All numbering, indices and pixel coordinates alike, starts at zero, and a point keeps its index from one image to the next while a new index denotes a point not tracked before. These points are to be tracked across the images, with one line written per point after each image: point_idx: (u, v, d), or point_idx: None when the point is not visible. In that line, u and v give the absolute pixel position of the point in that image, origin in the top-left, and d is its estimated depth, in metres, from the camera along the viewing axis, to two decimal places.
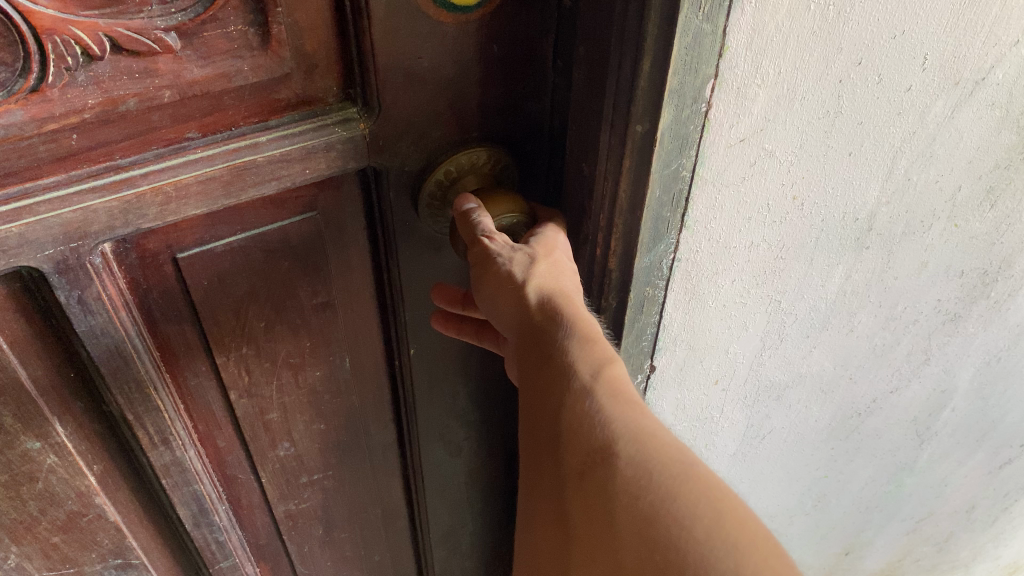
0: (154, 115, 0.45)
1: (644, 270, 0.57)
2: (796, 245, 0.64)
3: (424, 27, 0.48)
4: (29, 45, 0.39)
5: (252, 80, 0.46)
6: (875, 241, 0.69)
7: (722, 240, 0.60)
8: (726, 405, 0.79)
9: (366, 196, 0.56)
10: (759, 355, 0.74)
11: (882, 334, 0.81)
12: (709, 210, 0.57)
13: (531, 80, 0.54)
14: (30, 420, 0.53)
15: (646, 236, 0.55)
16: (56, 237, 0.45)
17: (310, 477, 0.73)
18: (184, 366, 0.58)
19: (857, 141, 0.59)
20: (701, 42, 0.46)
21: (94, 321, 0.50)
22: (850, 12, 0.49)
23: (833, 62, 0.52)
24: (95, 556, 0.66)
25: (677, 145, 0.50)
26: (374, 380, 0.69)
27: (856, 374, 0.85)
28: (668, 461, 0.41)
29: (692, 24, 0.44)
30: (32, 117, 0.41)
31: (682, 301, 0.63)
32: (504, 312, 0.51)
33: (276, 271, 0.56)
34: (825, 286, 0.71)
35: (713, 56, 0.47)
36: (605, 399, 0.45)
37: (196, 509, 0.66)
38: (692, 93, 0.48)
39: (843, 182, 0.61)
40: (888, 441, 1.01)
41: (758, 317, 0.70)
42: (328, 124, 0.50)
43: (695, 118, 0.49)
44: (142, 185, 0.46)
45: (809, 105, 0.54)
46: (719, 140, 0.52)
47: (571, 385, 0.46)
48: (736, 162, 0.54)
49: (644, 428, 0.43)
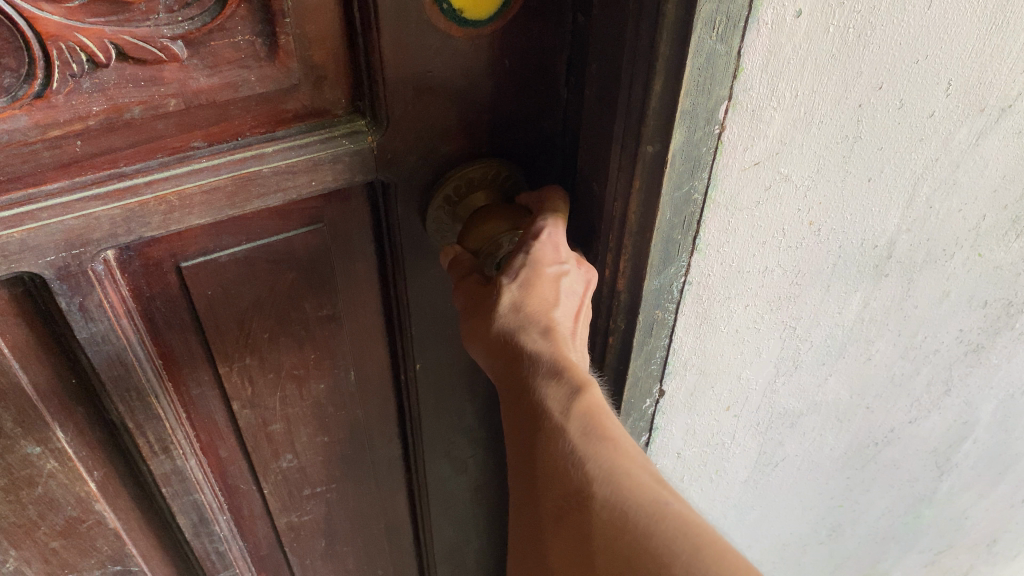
0: (160, 123, 0.44)
1: (654, 293, 0.56)
2: (813, 271, 0.63)
3: (434, 42, 0.47)
4: (33, 50, 0.39)
5: (259, 90, 0.46)
6: (894, 269, 0.67)
7: (734, 264, 0.58)
8: (738, 431, 0.77)
9: (373, 210, 0.55)
10: (772, 382, 0.73)
11: (900, 364, 0.79)
12: (722, 233, 0.55)
13: (545, 98, 0.53)
14: (30, 425, 0.53)
15: (655, 258, 0.54)
16: (58, 244, 0.45)
17: (313, 490, 0.72)
18: (186, 374, 0.57)
19: (876, 166, 0.57)
20: (715, 63, 0.45)
21: (95, 328, 0.49)
22: (870, 35, 0.48)
23: (853, 86, 0.51)
24: (94, 562, 0.65)
25: (689, 167, 0.49)
26: (380, 394, 0.68)
27: (873, 403, 0.83)
28: (645, 502, 0.40)
29: (705, 45, 0.43)
30: (36, 123, 0.41)
31: (693, 325, 0.62)
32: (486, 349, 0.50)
33: (281, 282, 0.56)
34: (842, 314, 0.69)
35: (727, 77, 0.46)
36: (577, 436, 0.44)
37: (196, 518, 0.65)
38: (705, 115, 0.47)
39: (862, 209, 0.60)
40: (906, 472, 0.99)
41: (771, 344, 0.68)
42: (336, 136, 0.49)
43: (708, 139, 0.48)
44: (146, 194, 0.46)
45: (826, 130, 0.52)
46: (733, 163, 0.51)
47: (544, 424, 0.45)
48: (750, 185, 0.53)
49: (620, 466, 0.42)
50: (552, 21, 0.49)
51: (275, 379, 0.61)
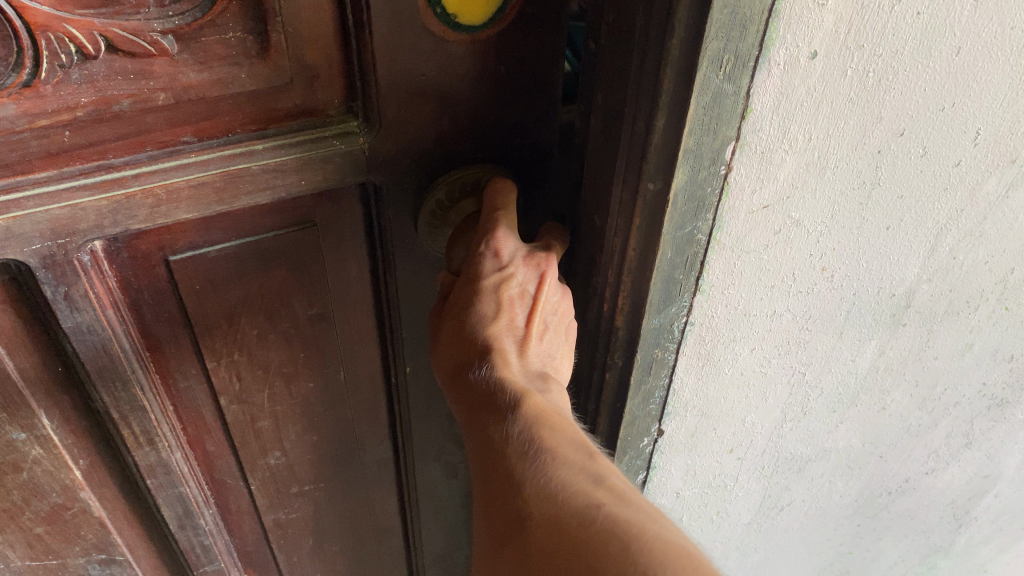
0: (149, 116, 0.44)
1: (653, 331, 0.56)
2: (824, 319, 0.62)
3: (427, 45, 0.47)
4: (22, 39, 0.39)
5: (250, 88, 0.45)
6: (912, 318, 0.66)
7: (741, 307, 0.58)
8: (741, 474, 0.76)
9: (365, 213, 0.55)
10: (779, 427, 0.72)
11: (918, 415, 0.78)
12: (727, 275, 0.55)
13: (544, 108, 0.53)
14: (15, 411, 0.53)
15: (655, 297, 0.53)
16: (43, 233, 0.45)
17: (300, 488, 0.72)
18: (174, 368, 0.57)
19: (895, 214, 0.56)
20: (721, 102, 0.44)
21: (80, 318, 0.50)
22: (892, 79, 0.47)
23: (871, 132, 0.50)
24: (79, 549, 0.66)
25: (691, 208, 0.49)
26: (370, 396, 0.68)
27: (886, 452, 0.82)
28: (574, 505, 0.41)
29: (711, 82, 0.43)
30: (24, 112, 0.42)
31: (696, 366, 0.62)
32: (446, 382, 0.52)
33: (271, 280, 0.55)
34: (855, 362, 0.68)
35: (735, 116, 0.45)
36: (516, 455, 0.45)
37: (181, 511, 0.66)
38: (710, 154, 0.46)
39: (879, 257, 0.59)
40: (922, 523, 0.97)
41: (780, 389, 0.68)
42: (327, 137, 0.49)
43: (713, 179, 0.48)
44: (133, 187, 0.46)
45: (842, 175, 0.52)
46: (740, 205, 0.51)
47: (489, 450, 0.47)
48: (759, 229, 0.53)
49: (553, 476, 0.43)
50: (550, 29, 0.49)
51: (263, 376, 0.61)
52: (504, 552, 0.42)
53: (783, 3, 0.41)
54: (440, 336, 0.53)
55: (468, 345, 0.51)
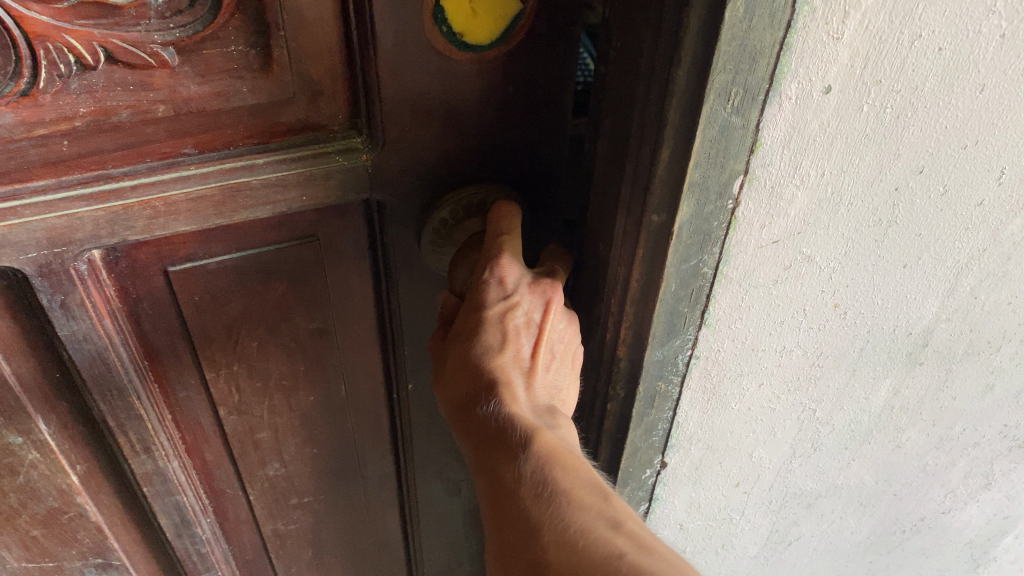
0: (149, 127, 0.44)
1: (655, 364, 0.54)
2: (836, 355, 0.60)
3: (433, 62, 0.46)
4: (20, 49, 0.39)
5: (251, 102, 0.45)
6: (930, 357, 0.64)
7: (747, 341, 0.56)
8: (748, 509, 0.75)
9: (367, 228, 0.54)
10: (788, 462, 0.71)
11: (934, 454, 0.76)
12: (733, 309, 0.53)
13: (553, 128, 0.52)
14: (11, 416, 0.53)
15: (658, 330, 0.52)
16: (40, 241, 0.45)
17: (300, 499, 0.71)
18: (172, 376, 0.57)
19: (914, 253, 0.54)
20: (729, 136, 0.42)
21: (77, 327, 0.49)
22: (911, 115, 0.45)
23: (889, 169, 0.48)
24: (76, 553, 0.66)
25: (697, 242, 0.47)
26: (371, 411, 0.67)
27: (902, 491, 0.80)
28: (597, 555, 0.39)
29: (718, 115, 0.41)
30: (22, 120, 0.41)
31: (700, 400, 0.60)
32: (451, 413, 0.51)
33: (271, 293, 0.55)
34: (868, 400, 0.66)
35: (744, 150, 0.44)
36: (528, 497, 0.43)
37: (177, 519, 0.65)
38: (717, 188, 0.45)
39: (895, 295, 0.57)
40: (938, 562, 0.95)
41: (788, 425, 0.66)
42: (329, 153, 0.48)
43: (720, 214, 0.46)
44: (130, 198, 0.45)
45: (857, 212, 0.50)
46: (748, 240, 0.49)
47: (499, 491, 0.45)
48: (768, 264, 0.51)
49: (571, 521, 0.41)
50: (559, 49, 0.48)
51: (263, 388, 0.60)
52: None
53: (795, 36, 0.40)
54: (445, 365, 0.51)
55: (473, 376, 0.49)
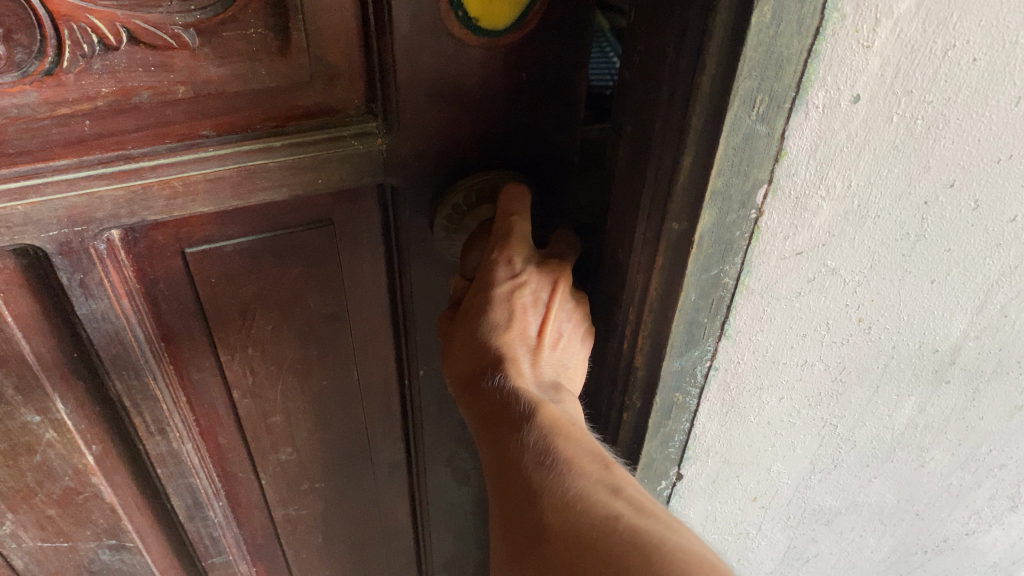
0: (168, 109, 0.45)
1: (674, 374, 0.55)
2: (859, 370, 0.62)
3: (448, 48, 0.46)
4: (45, 29, 0.39)
5: (268, 84, 0.45)
6: (956, 374, 0.66)
7: (769, 353, 0.58)
8: (765, 523, 0.77)
9: (379, 212, 0.54)
10: (807, 478, 0.72)
11: (958, 474, 0.78)
12: (756, 321, 0.55)
13: (565, 115, 0.52)
14: (30, 394, 0.54)
15: (677, 340, 0.52)
16: (60, 219, 0.46)
17: (311, 485, 0.72)
18: (188, 360, 0.57)
19: (941, 268, 0.56)
20: (753, 144, 0.43)
21: (95, 305, 0.50)
22: (941, 129, 0.46)
23: (919, 181, 0.49)
24: (90, 534, 0.67)
25: (718, 251, 0.48)
26: (382, 397, 0.68)
27: (923, 510, 0.82)
28: (594, 516, 0.40)
29: (743, 123, 0.41)
30: (46, 100, 0.42)
31: (719, 413, 0.62)
32: (458, 388, 0.52)
33: (286, 276, 0.55)
34: (892, 415, 0.68)
35: (768, 159, 0.44)
36: (532, 466, 0.45)
37: (190, 501, 0.66)
38: (740, 196, 0.45)
39: (921, 310, 0.58)
40: None
41: (810, 438, 0.67)
42: (345, 137, 0.48)
43: (742, 224, 0.47)
44: (150, 178, 0.46)
45: (883, 226, 0.51)
46: (771, 249, 0.50)
47: (506, 460, 0.47)
48: (790, 275, 0.52)
49: (572, 486, 0.43)
50: (573, 35, 0.48)
51: (277, 372, 0.61)
52: (521, 563, 0.42)
53: (824, 43, 0.40)
54: (453, 341, 0.53)
55: (482, 353, 0.50)
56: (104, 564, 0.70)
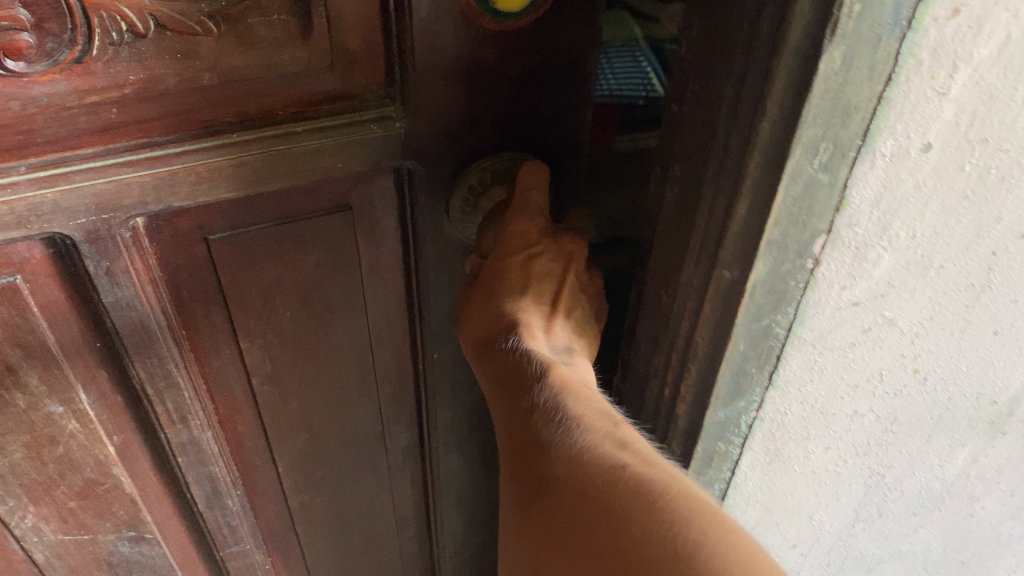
0: (193, 96, 0.46)
1: (717, 425, 0.59)
2: (912, 420, 0.66)
3: (465, 32, 0.48)
4: (76, 18, 0.40)
5: (291, 71, 0.46)
6: (1012, 426, 0.70)
7: (818, 403, 0.61)
8: (805, 568, 0.82)
9: (396, 196, 0.55)
10: (849, 526, 0.77)
11: (1007, 524, 0.82)
12: (806, 370, 0.58)
13: (576, 96, 0.53)
14: (54, 385, 0.55)
15: (723, 389, 0.55)
16: (88, 207, 0.47)
17: (325, 472, 0.73)
18: (208, 347, 0.58)
19: (1003, 320, 0.60)
20: (814, 193, 0.45)
21: (120, 293, 0.51)
22: (1011, 177, 0.50)
23: (988, 232, 0.52)
24: (110, 526, 0.67)
25: (772, 298, 0.50)
26: (396, 383, 0.69)
27: (969, 559, 0.87)
28: (603, 469, 0.44)
29: (804, 171, 0.43)
30: (74, 88, 0.43)
31: (762, 461, 0.66)
32: (472, 350, 0.55)
33: (305, 262, 0.56)
34: (942, 466, 0.72)
35: (829, 207, 0.46)
36: (543, 422, 0.48)
37: (209, 490, 0.68)
38: (797, 246, 0.47)
39: (981, 360, 0.62)
40: None
41: (854, 487, 0.72)
42: (364, 120, 0.49)
43: (798, 273, 0.49)
44: (176, 164, 0.47)
45: (948, 276, 0.55)
46: (825, 299, 0.53)
47: (518, 417, 0.50)
48: (845, 325, 0.56)
49: (581, 441, 0.46)
50: (584, 18, 0.49)
51: (297, 359, 0.62)
52: (537, 512, 0.46)
53: (895, 90, 0.43)
54: (467, 306, 0.55)
55: (499, 317, 0.53)
56: (122, 556, 0.70)
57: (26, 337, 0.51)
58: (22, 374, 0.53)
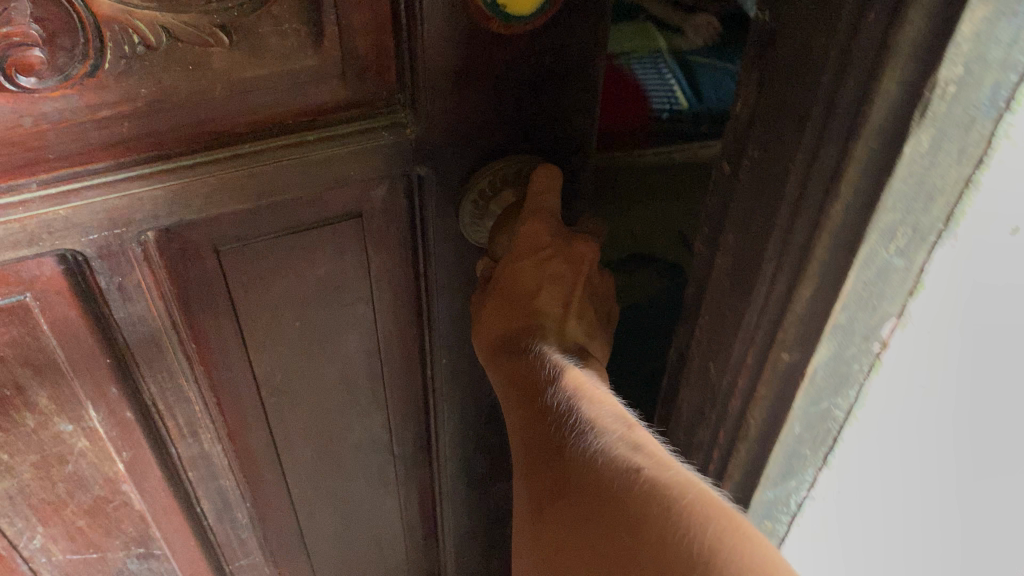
0: (204, 108, 0.45)
1: (766, 501, 0.62)
2: None
3: (476, 36, 0.47)
4: (88, 33, 0.40)
5: (302, 80, 0.46)
6: None
7: (878, 483, 0.62)
8: None
9: (403, 201, 0.55)
10: None
11: None
12: (867, 450, 0.59)
13: (587, 99, 0.53)
14: (64, 403, 0.54)
15: (774, 470, 0.59)
16: (100, 222, 0.46)
17: (334, 480, 0.73)
18: (218, 359, 0.58)
19: None
20: (886, 276, 0.46)
21: (132, 308, 0.51)
22: None
23: None
24: (119, 544, 0.66)
25: (832, 382, 0.52)
26: (405, 390, 0.69)
27: None
28: (617, 470, 0.43)
29: (879, 256, 0.44)
30: (85, 103, 0.42)
31: (814, 535, 0.67)
32: (489, 359, 0.55)
33: (314, 270, 0.56)
34: None
35: (900, 293, 0.47)
36: (559, 428, 0.48)
37: (219, 502, 0.68)
38: (862, 330, 0.49)
39: None
40: None
41: None
42: (375, 128, 0.49)
43: (862, 356, 0.51)
44: (187, 175, 0.47)
45: None
46: (895, 385, 0.54)
47: (536, 424, 0.50)
48: (915, 411, 0.56)
49: (595, 443, 0.45)
50: (595, 21, 0.49)
51: (306, 367, 0.62)
52: (556, 518, 0.45)
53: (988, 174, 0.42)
54: (482, 313, 0.55)
55: (510, 323, 0.54)
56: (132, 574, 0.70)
57: (35, 356, 0.51)
58: (30, 394, 0.52)
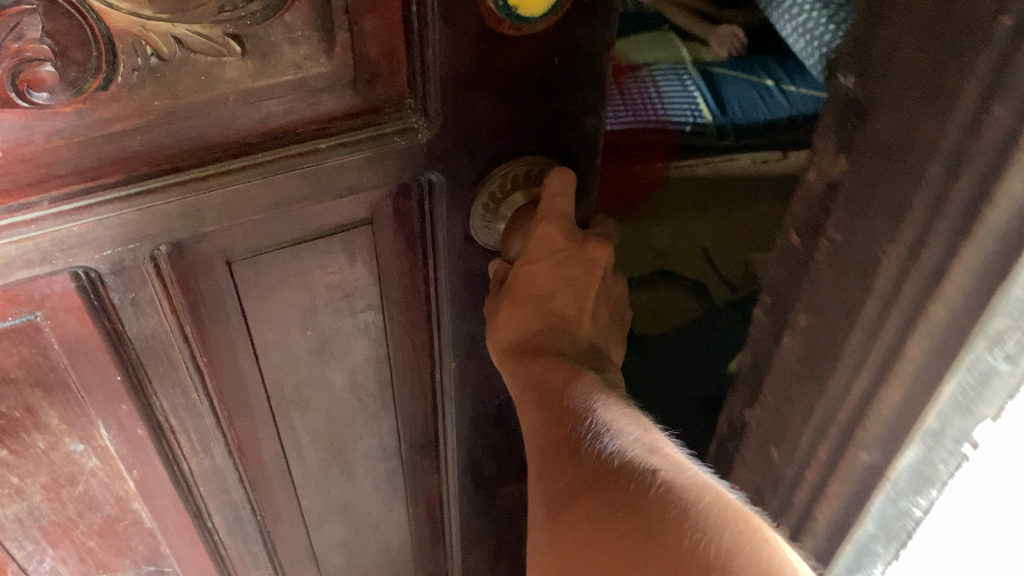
0: (217, 119, 0.44)
1: None
2: None
3: (487, 39, 0.47)
4: (100, 46, 0.39)
5: (315, 87, 0.46)
6: None
7: None
8: None
9: (414, 207, 0.55)
10: None
11: None
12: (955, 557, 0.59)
13: (594, 97, 0.54)
14: (74, 422, 0.53)
15: (845, 558, 0.62)
16: (114, 238, 0.46)
17: (343, 489, 0.72)
18: (229, 372, 0.57)
19: None
20: (987, 386, 0.46)
21: (146, 323, 0.51)
22: None
23: None
24: (129, 562, 0.65)
25: (918, 480, 0.53)
26: (415, 397, 0.68)
27: None
28: (634, 472, 0.42)
29: (981, 364, 0.45)
30: (97, 117, 0.42)
31: None
32: (502, 359, 0.55)
33: (325, 278, 0.56)
34: None
35: (1001, 401, 0.46)
36: (576, 431, 0.48)
37: (230, 515, 0.67)
38: (954, 432, 0.49)
39: None
40: None
41: None
42: (386, 134, 0.49)
43: (954, 458, 0.51)
44: (200, 189, 0.46)
45: None
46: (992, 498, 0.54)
47: (549, 424, 0.49)
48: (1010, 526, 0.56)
49: (613, 446, 0.45)
50: (603, 21, 0.49)
51: (316, 376, 0.62)
52: (558, 513, 0.44)
53: None
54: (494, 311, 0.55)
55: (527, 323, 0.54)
56: None
57: (46, 376, 0.50)
58: (41, 414, 0.51)
